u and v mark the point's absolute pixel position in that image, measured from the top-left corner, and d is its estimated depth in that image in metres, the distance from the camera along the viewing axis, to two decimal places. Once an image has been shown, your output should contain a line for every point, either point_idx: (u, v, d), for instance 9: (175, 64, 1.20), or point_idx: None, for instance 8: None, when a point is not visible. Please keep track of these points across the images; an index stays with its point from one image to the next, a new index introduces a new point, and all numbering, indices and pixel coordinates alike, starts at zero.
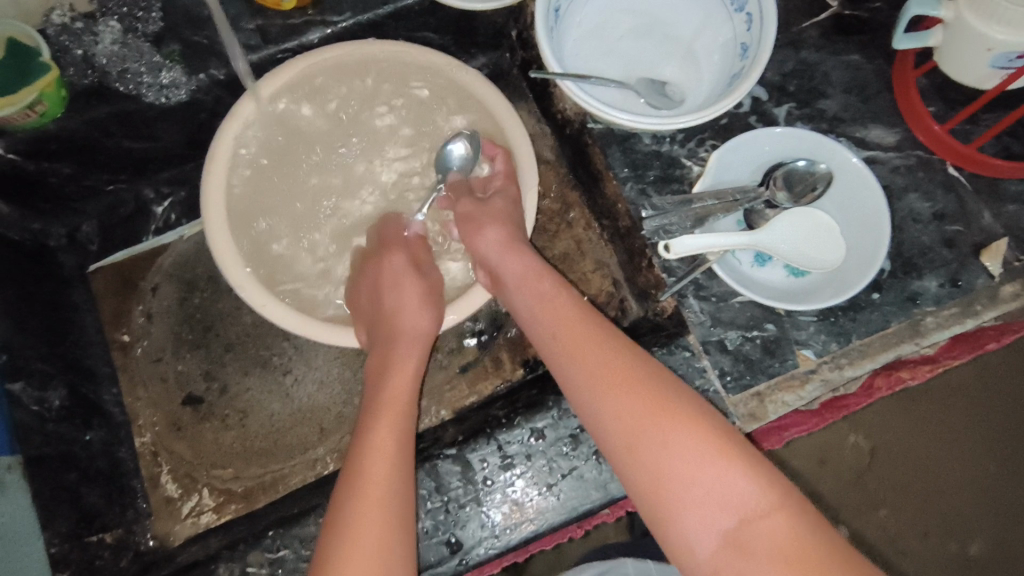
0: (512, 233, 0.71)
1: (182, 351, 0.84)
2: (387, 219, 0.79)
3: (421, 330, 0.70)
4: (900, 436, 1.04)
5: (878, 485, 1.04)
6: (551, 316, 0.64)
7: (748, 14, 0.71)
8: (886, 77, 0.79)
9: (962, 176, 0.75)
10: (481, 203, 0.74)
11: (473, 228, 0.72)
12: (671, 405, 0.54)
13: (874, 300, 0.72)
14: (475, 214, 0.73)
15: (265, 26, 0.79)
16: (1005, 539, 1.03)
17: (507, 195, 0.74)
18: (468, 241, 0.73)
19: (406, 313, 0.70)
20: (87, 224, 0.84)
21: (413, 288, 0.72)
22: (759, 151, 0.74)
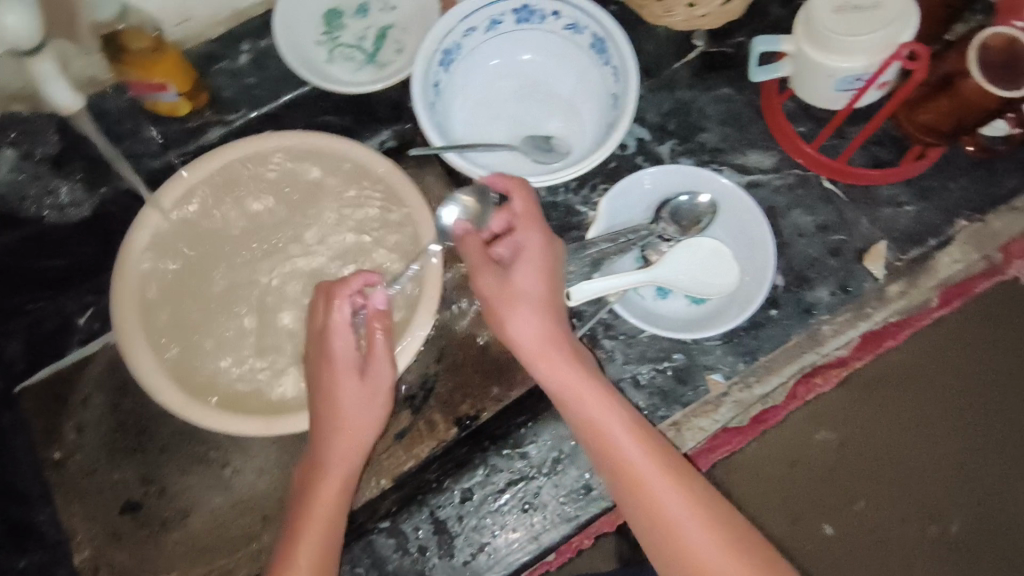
0: (548, 315, 0.63)
1: (117, 460, 0.83)
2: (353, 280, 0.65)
3: (355, 437, 0.66)
4: (864, 421, 0.87)
5: (850, 479, 0.88)
6: (616, 438, 0.60)
7: (614, 67, 0.77)
8: (757, 105, 0.84)
9: (838, 188, 0.80)
10: (511, 277, 0.63)
11: (501, 316, 0.63)
12: (758, 557, 0.56)
13: (772, 316, 0.75)
14: (497, 298, 0.63)
15: (165, 132, 0.85)
16: (990, 516, 0.87)
17: (539, 268, 0.63)
18: (491, 320, 0.64)
19: (337, 430, 0.66)
20: None
21: (354, 394, 0.66)
22: (643, 191, 0.78)
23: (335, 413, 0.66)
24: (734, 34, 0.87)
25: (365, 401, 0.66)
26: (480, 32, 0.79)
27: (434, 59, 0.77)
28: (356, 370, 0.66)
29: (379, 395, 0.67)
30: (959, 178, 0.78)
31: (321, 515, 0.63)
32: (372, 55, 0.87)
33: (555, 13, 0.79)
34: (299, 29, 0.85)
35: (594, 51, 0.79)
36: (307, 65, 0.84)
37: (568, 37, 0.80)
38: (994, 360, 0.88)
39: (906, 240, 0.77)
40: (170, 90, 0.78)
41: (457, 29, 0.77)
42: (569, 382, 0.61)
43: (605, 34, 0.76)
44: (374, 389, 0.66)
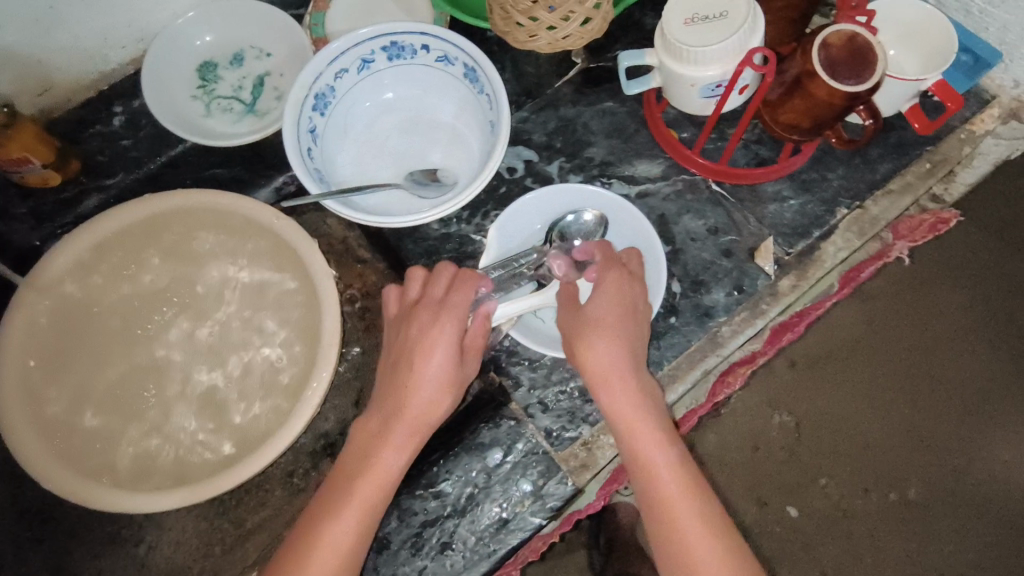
0: (630, 350, 0.62)
1: (23, 553, 0.79)
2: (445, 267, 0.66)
3: (423, 427, 0.63)
4: (812, 397, 0.92)
5: (813, 456, 0.92)
6: (670, 475, 0.59)
7: (488, 95, 0.77)
8: (639, 115, 0.85)
9: (724, 189, 0.81)
10: (583, 310, 0.64)
11: (580, 343, 0.63)
12: None
13: (673, 324, 0.76)
14: (580, 327, 0.63)
15: (38, 206, 0.81)
16: (947, 479, 0.90)
17: (615, 303, 0.63)
18: (569, 347, 0.64)
19: (411, 409, 0.62)
20: None
21: (433, 376, 0.62)
22: (530, 216, 0.78)
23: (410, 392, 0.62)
24: (610, 48, 0.88)
25: (451, 378, 0.63)
26: (352, 73, 0.79)
27: (306, 105, 0.76)
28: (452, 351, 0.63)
29: (462, 378, 0.64)
30: (836, 168, 0.80)
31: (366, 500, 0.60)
32: (250, 105, 0.85)
33: (425, 47, 0.79)
34: (170, 86, 0.84)
35: (469, 80, 0.79)
36: (182, 122, 0.82)
37: (442, 68, 0.80)
38: (923, 324, 0.92)
39: (793, 234, 0.79)
40: (34, 163, 0.75)
41: (327, 72, 0.76)
42: (627, 409, 0.60)
43: (474, 64, 0.76)
44: (454, 377, 0.63)
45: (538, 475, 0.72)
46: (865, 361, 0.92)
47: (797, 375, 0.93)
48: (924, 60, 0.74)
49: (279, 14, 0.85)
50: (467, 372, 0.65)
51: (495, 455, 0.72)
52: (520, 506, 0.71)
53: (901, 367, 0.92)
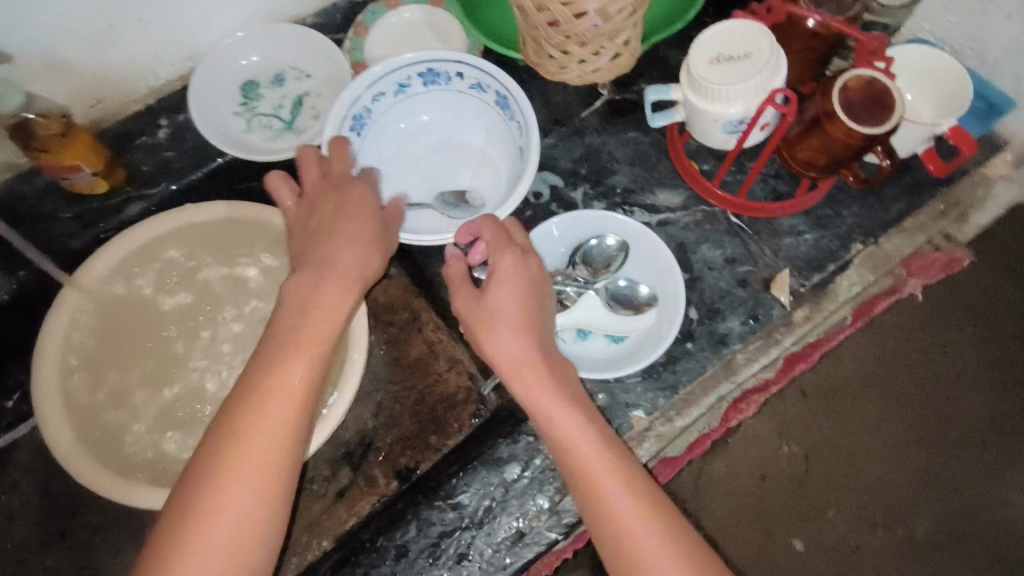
0: (526, 321, 0.66)
1: (50, 545, 0.82)
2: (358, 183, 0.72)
3: (338, 314, 0.65)
4: (824, 432, 0.93)
5: (821, 488, 0.92)
6: (575, 439, 0.62)
7: (518, 121, 0.80)
8: (662, 146, 0.89)
9: (742, 221, 0.84)
10: (482, 297, 0.67)
11: (484, 331, 0.66)
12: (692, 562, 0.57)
13: (688, 349, 0.78)
14: (480, 315, 0.67)
15: (83, 211, 0.84)
16: (953, 515, 0.91)
17: (512, 286, 0.67)
18: (474, 335, 0.67)
19: (319, 309, 0.64)
20: None
21: (340, 267, 0.66)
22: (555, 239, 0.81)
23: (320, 282, 0.65)
24: (636, 81, 0.92)
25: (353, 279, 0.66)
26: (389, 96, 0.83)
27: (344, 125, 0.80)
28: (358, 242, 0.68)
29: (359, 278, 0.67)
30: (851, 205, 0.83)
31: (286, 409, 0.59)
32: (289, 122, 0.89)
33: (460, 74, 0.82)
34: (215, 102, 0.88)
35: (500, 107, 0.82)
36: (224, 136, 0.86)
37: (475, 94, 0.84)
38: (931, 362, 0.94)
39: (808, 267, 0.81)
40: (86, 171, 0.79)
41: (366, 94, 0.81)
42: (530, 392, 0.64)
43: (506, 92, 0.80)
44: (364, 268, 0.67)
45: (554, 491, 0.74)
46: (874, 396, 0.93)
47: (807, 408, 0.93)
48: (939, 104, 0.77)
49: (321, 40, 0.90)
50: (363, 272, 0.67)
51: (513, 470, 0.75)
52: (536, 520, 0.73)
53: (909, 403, 0.93)
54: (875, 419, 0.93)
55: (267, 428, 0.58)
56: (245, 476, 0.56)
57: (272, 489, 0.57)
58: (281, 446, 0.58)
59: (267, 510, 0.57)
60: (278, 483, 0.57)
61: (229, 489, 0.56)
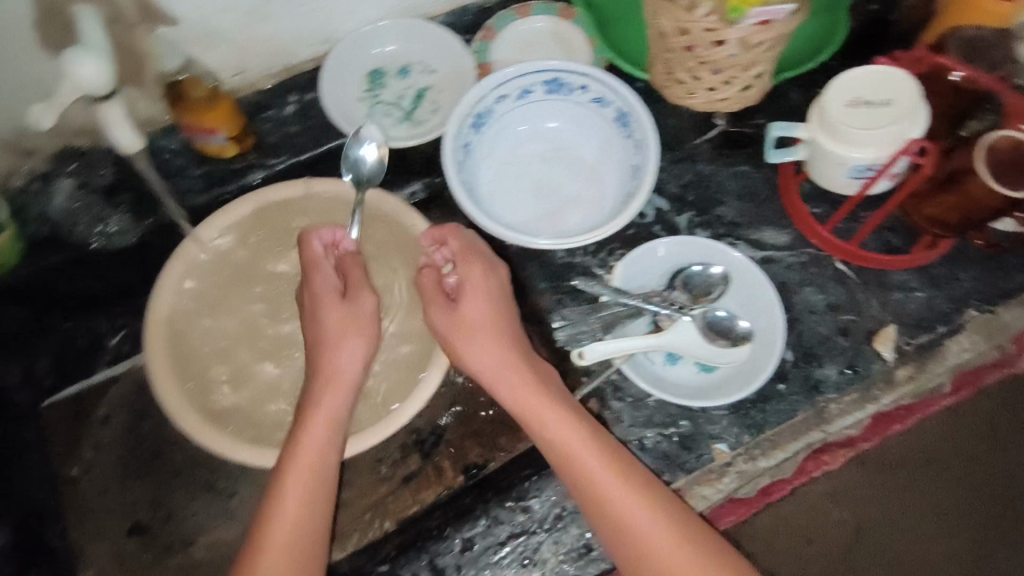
0: (496, 333, 0.70)
1: (129, 482, 0.86)
2: (314, 234, 0.76)
3: (351, 369, 0.72)
4: (884, 504, 0.88)
5: (868, 563, 0.87)
6: (566, 440, 0.65)
7: (636, 140, 0.82)
8: (774, 182, 0.87)
9: (849, 269, 0.82)
10: (458, 310, 0.70)
11: (465, 343, 0.70)
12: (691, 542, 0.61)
13: (779, 391, 0.77)
14: (456, 328, 0.70)
15: (209, 171, 0.89)
16: None
17: (478, 297, 0.71)
18: (452, 348, 0.71)
19: (334, 365, 0.72)
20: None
21: (348, 321, 0.73)
22: (658, 260, 0.80)
23: (337, 349, 0.72)
24: (754, 115, 0.90)
25: (362, 327, 0.73)
26: (510, 100, 0.84)
27: (465, 122, 0.81)
28: (336, 300, 0.74)
29: (367, 317, 0.73)
30: (967, 270, 0.80)
31: (316, 439, 0.68)
32: (408, 113, 0.92)
33: (583, 87, 0.83)
34: (343, 85, 0.92)
35: (619, 124, 0.83)
36: (348, 119, 0.90)
37: (595, 109, 0.85)
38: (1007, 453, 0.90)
39: (915, 326, 0.79)
40: (220, 133, 0.84)
41: (491, 96, 0.83)
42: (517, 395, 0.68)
43: (629, 110, 0.81)
44: (362, 317, 0.73)
45: None
46: (937, 476, 0.89)
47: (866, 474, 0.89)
48: None
49: (450, 36, 0.93)
50: (370, 308, 0.73)
51: None
52: None
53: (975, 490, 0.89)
54: (934, 500, 0.89)
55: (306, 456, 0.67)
56: (295, 497, 0.65)
57: (315, 509, 0.66)
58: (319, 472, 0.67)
59: (319, 523, 0.65)
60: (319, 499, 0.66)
61: (280, 515, 0.64)
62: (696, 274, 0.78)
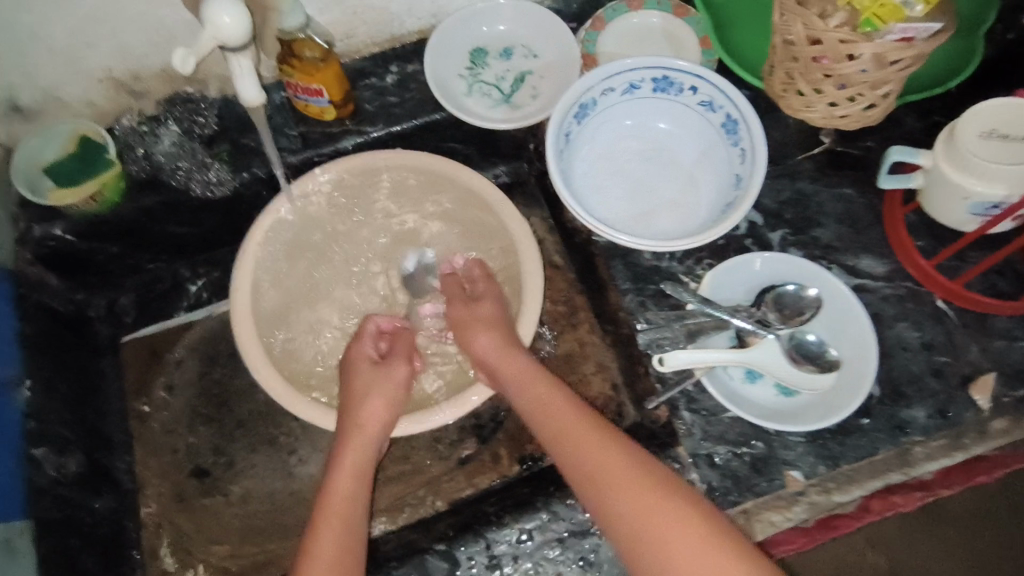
0: (498, 323, 0.79)
1: (196, 425, 0.90)
2: (364, 324, 0.83)
3: (378, 427, 0.75)
4: (921, 554, 0.90)
5: None
6: (545, 397, 0.72)
7: (743, 149, 0.79)
8: (878, 210, 0.83)
9: (950, 309, 0.78)
10: (475, 307, 0.81)
11: (470, 334, 0.79)
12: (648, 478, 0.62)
13: (863, 425, 0.74)
14: (469, 322, 0.80)
15: (307, 133, 0.89)
16: None
17: (495, 300, 0.82)
18: (467, 347, 0.80)
19: (365, 418, 0.74)
20: (74, 459, 0.79)
21: (380, 382, 0.77)
22: (752, 274, 0.78)
23: (360, 402, 0.76)
24: (863, 137, 0.86)
25: (387, 384, 0.77)
26: (617, 94, 0.82)
27: (570, 112, 0.80)
28: (370, 365, 0.79)
29: (397, 381, 0.78)
30: None
31: (344, 480, 0.71)
32: (507, 95, 0.91)
33: (694, 89, 0.81)
34: (446, 61, 0.91)
35: (725, 131, 0.81)
36: (447, 94, 0.89)
37: (702, 113, 0.82)
38: None
39: (1014, 377, 0.75)
40: (324, 96, 0.84)
41: (599, 88, 0.81)
42: (502, 356, 0.76)
43: (740, 117, 0.78)
44: (392, 380, 0.78)
45: None
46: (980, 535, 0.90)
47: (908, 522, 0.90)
48: None
49: (558, 23, 0.91)
50: (401, 375, 0.79)
51: None
52: None
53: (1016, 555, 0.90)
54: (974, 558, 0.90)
55: (341, 492, 0.69)
56: (332, 538, 0.65)
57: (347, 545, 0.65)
58: (348, 517, 0.68)
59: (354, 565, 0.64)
60: (354, 535, 0.67)
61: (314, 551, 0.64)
62: (789, 294, 0.76)
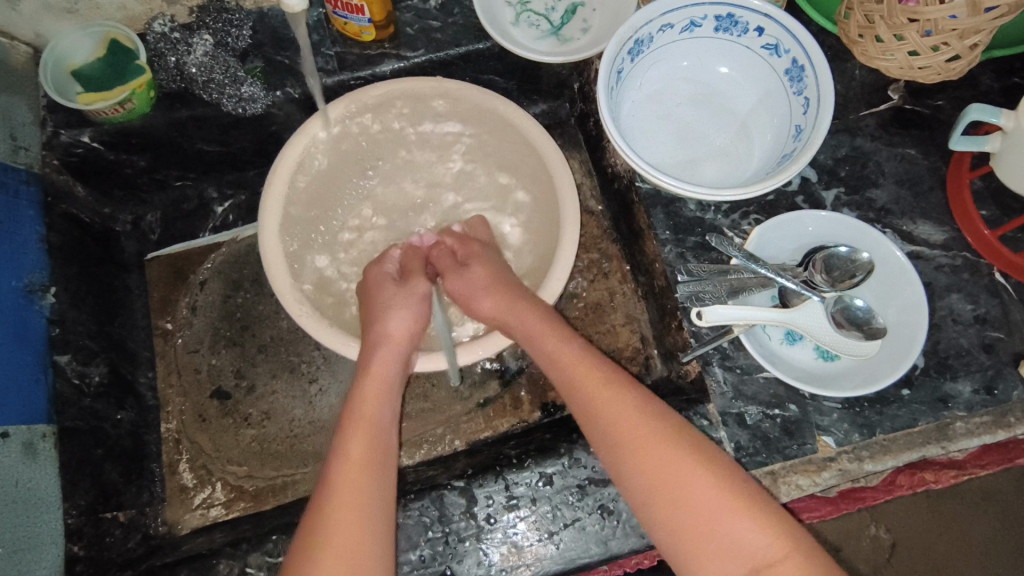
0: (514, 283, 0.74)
1: (218, 347, 0.90)
2: (389, 251, 0.81)
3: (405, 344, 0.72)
4: (919, 528, 0.94)
5: None
6: (571, 361, 0.66)
7: (807, 98, 0.73)
8: (941, 174, 0.78)
9: (1008, 283, 0.74)
10: (467, 274, 0.77)
11: (474, 300, 0.75)
12: (692, 448, 0.58)
13: (903, 396, 0.71)
14: (473, 281, 0.76)
15: (342, 53, 0.84)
16: None
17: (486, 263, 0.77)
18: (473, 305, 0.75)
19: (386, 339, 0.71)
20: (98, 371, 0.79)
21: (404, 304, 0.74)
22: (803, 232, 0.74)
23: (382, 320, 0.73)
24: (933, 95, 0.80)
25: (410, 304, 0.74)
26: (675, 31, 0.77)
27: (625, 46, 0.74)
28: (393, 283, 0.77)
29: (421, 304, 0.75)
30: None
31: (370, 393, 0.67)
32: (557, 28, 0.86)
33: (759, 30, 0.75)
34: None
35: (789, 77, 0.75)
36: (492, 21, 0.84)
37: (764, 57, 0.77)
38: None
39: None
40: (365, 15, 0.78)
41: (656, 23, 0.75)
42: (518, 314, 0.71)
43: (807, 62, 0.72)
44: (415, 294, 0.75)
45: None
46: (981, 517, 0.94)
47: (911, 499, 0.94)
48: None
49: None
50: (424, 299, 0.75)
51: None
52: None
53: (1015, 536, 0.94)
54: (970, 537, 0.94)
55: (371, 402, 0.66)
56: (363, 447, 0.62)
57: (375, 460, 0.62)
58: (377, 429, 0.64)
59: (382, 476, 0.61)
60: (382, 445, 0.64)
61: (342, 461, 0.61)
62: (840, 255, 0.72)
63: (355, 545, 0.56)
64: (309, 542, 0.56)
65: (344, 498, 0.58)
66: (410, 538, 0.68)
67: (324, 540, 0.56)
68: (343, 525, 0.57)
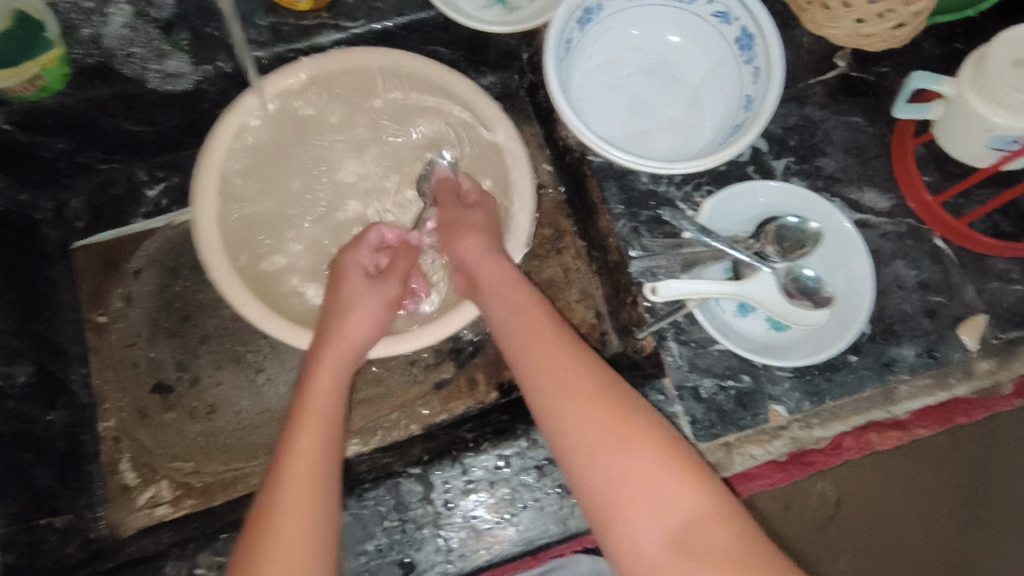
0: (492, 240, 0.72)
1: (157, 339, 0.86)
2: (370, 232, 0.76)
3: (356, 320, 0.69)
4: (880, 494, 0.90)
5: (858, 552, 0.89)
6: (519, 323, 0.65)
7: (756, 67, 0.72)
8: (886, 141, 0.79)
9: (950, 248, 0.76)
10: (467, 210, 0.74)
11: (458, 236, 0.73)
12: (630, 413, 0.57)
13: (851, 362, 0.73)
14: (460, 224, 0.73)
15: (277, 23, 0.79)
16: None
17: (484, 206, 0.75)
18: (449, 248, 0.73)
19: (341, 320, 0.69)
20: (23, 371, 0.74)
21: (370, 291, 0.72)
22: (753, 204, 0.74)
23: (346, 315, 0.70)
24: (879, 63, 0.81)
25: (377, 295, 0.72)
26: None
27: (573, 15, 0.72)
28: (363, 276, 0.73)
29: (390, 296, 0.72)
30: None
31: (320, 376, 0.65)
32: None
33: None
34: None
35: (739, 46, 0.74)
36: None
37: (714, 25, 0.75)
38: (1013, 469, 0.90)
39: (1006, 320, 0.74)
40: None
41: None
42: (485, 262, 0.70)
43: (756, 30, 0.71)
44: (383, 296, 0.72)
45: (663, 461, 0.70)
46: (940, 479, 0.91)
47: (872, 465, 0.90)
48: None
49: None
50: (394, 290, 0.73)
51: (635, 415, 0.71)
52: None
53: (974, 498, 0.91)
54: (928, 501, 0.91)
55: (319, 387, 0.64)
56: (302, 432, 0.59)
57: (323, 444, 0.59)
58: (324, 414, 0.62)
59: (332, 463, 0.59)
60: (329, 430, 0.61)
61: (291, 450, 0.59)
62: (790, 224, 0.71)
63: (303, 530, 0.54)
64: (259, 531, 0.54)
65: (294, 485, 0.56)
66: (366, 528, 0.67)
67: (272, 529, 0.54)
68: (289, 510, 0.55)
